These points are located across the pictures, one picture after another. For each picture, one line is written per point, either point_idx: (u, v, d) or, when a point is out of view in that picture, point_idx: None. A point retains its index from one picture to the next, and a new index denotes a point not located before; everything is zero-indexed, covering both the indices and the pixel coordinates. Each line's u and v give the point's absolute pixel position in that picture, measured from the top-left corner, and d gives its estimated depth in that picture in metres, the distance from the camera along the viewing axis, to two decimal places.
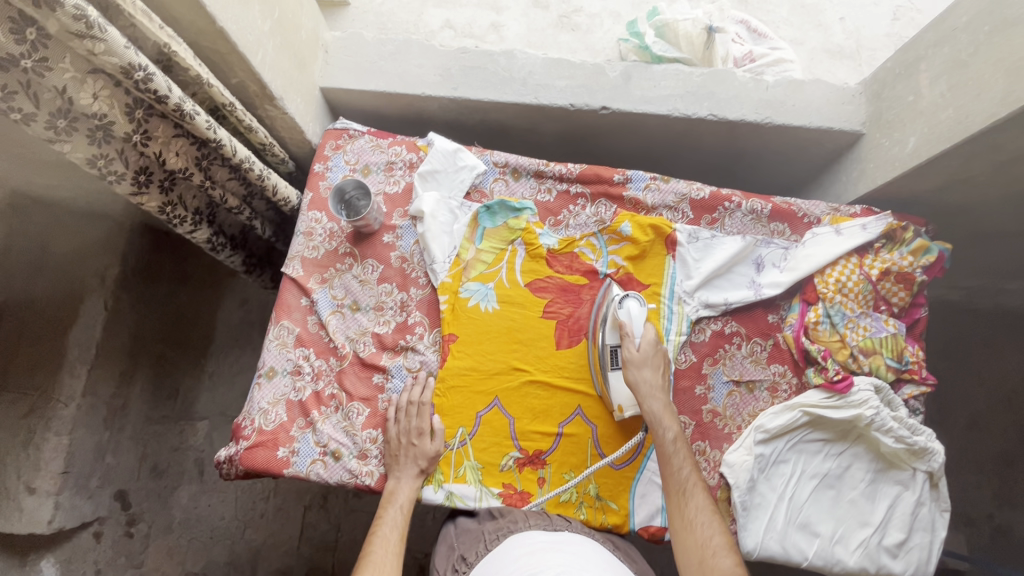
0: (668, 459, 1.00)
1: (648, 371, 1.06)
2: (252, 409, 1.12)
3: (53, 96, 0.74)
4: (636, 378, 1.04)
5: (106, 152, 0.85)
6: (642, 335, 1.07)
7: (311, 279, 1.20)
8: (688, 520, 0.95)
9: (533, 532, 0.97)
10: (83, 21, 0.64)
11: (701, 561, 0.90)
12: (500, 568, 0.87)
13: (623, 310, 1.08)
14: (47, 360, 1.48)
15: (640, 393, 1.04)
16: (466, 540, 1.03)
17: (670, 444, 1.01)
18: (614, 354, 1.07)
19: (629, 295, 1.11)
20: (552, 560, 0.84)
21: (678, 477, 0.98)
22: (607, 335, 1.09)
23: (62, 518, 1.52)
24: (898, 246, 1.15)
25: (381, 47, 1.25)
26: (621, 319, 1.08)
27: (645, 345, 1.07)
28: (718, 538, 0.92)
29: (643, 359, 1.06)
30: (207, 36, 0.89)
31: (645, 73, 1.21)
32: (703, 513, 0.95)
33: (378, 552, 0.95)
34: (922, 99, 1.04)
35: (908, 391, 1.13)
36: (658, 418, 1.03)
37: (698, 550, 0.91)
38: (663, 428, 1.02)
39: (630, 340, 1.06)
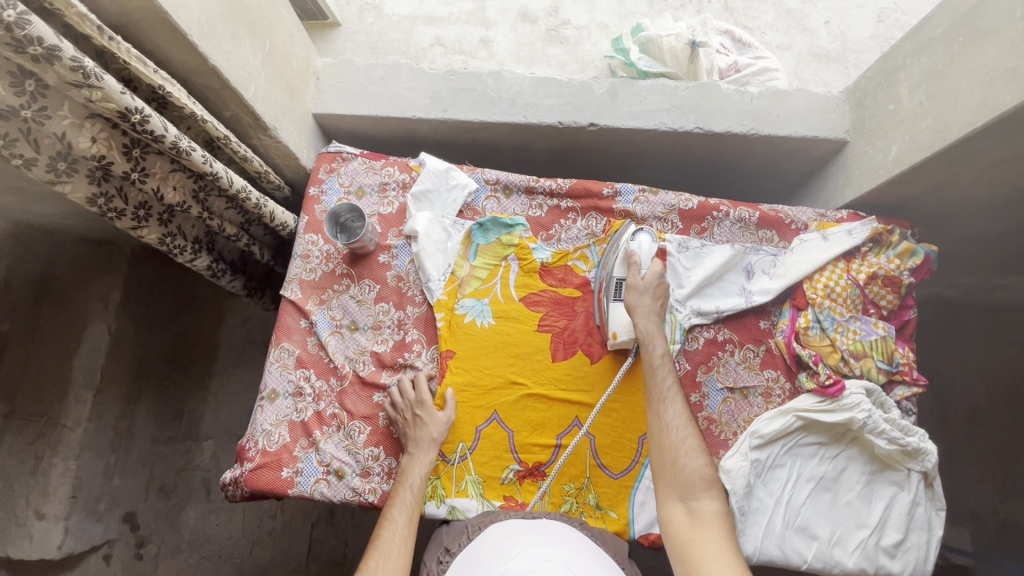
0: (654, 370, 1.03)
1: (648, 296, 1.08)
2: (255, 431, 1.14)
3: (53, 142, 0.78)
4: (634, 301, 1.08)
5: (105, 190, 0.89)
6: (649, 266, 1.11)
7: (309, 301, 1.22)
8: (665, 424, 0.97)
9: (510, 520, 0.99)
10: (80, 71, 0.66)
11: (674, 459, 0.94)
12: (480, 549, 0.91)
13: (634, 242, 1.14)
14: (51, 385, 1.52)
15: (637, 315, 1.07)
16: (449, 536, 1.05)
17: (657, 359, 1.04)
18: (617, 285, 1.13)
19: (642, 231, 1.16)
20: (531, 539, 0.89)
21: (661, 386, 1.01)
22: (616, 269, 1.14)
23: (72, 543, 1.53)
24: (884, 250, 1.18)
25: (372, 72, 1.28)
26: (630, 251, 1.13)
27: (649, 274, 1.10)
28: (692, 441, 0.96)
29: (647, 286, 1.09)
30: (202, 74, 0.92)
31: (631, 88, 1.24)
32: (680, 418, 0.98)
33: (399, 518, 0.97)
34: (903, 108, 1.06)
35: (900, 392, 1.14)
36: (650, 337, 1.06)
37: (673, 449, 0.95)
38: (653, 344, 1.05)
39: (636, 268, 1.10)
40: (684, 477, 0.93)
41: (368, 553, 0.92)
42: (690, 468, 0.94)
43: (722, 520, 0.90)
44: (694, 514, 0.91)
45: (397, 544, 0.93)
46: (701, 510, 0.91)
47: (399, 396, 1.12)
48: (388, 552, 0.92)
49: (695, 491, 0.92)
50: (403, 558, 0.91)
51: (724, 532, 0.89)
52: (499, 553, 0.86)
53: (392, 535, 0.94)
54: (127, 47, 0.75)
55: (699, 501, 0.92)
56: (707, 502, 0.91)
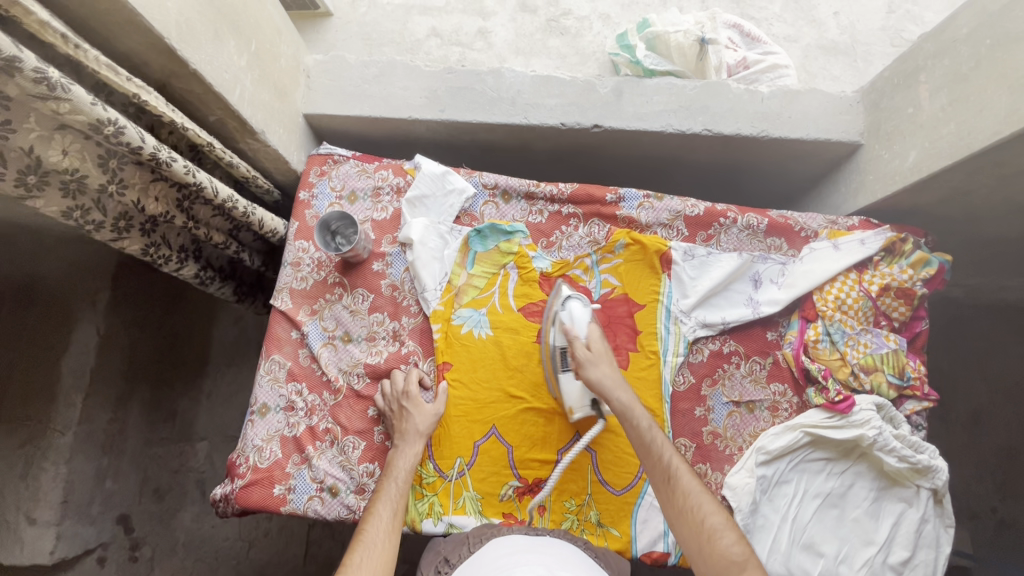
0: (649, 447, 0.93)
1: (603, 365, 0.99)
2: (246, 446, 1.10)
3: (20, 156, 0.71)
4: (595, 377, 0.97)
5: (82, 203, 0.83)
6: (588, 335, 1.02)
7: (300, 311, 1.18)
8: (679, 509, 0.88)
9: (512, 536, 0.96)
10: (44, 83, 0.61)
11: (702, 547, 0.84)
12: (481, 564, 0.87)
13: (564, 312, 1.05)
14: (38, 389, 1.46)
15: (605, 390, 0.97)
16: (449, 546, 1.03)
17: (647, 433, 0.94)
18: (563, 356, 1.06)
19: (573, 296, 1.07)
20: (534, 560, 0.85)
21: (663, 465, 0.91)
22: (558, 338, 1.06)
23: (64, 548, 1.49)
24: (897, 259, 1.13)
25: (364, 70, 1.21)
26: (564, 325, 1.03)
27: (594, 342, 1.01)
28: (715, 518, 0.86)
29: (595, 356, 1.00)
30: (181, 78, 0.86)
31: (637, 87, 1.18)
32: (693, 495, 0.88)
33: (383, 512, 0.94)
34: (923, 113, 1.01)
35: (910, 407, 1.11)
36: (630, 409, 0.95)
37: (697, 536, 0.85)
38: (635, 417, 0.95)
39: (576, 343, 1.00)
40: (721, 568, 0.82)
41: (352, 546, 0.88)
42: (724, 554, 0.83)
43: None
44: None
45: (381, 538, 0.90)
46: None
47: (388, 387, 1.11)
48: (371, 546, 0.88)
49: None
50: (383, 559, 0.86)
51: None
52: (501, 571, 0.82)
53: (375, 531, 0.90)
54: (96, 55, 0.69)
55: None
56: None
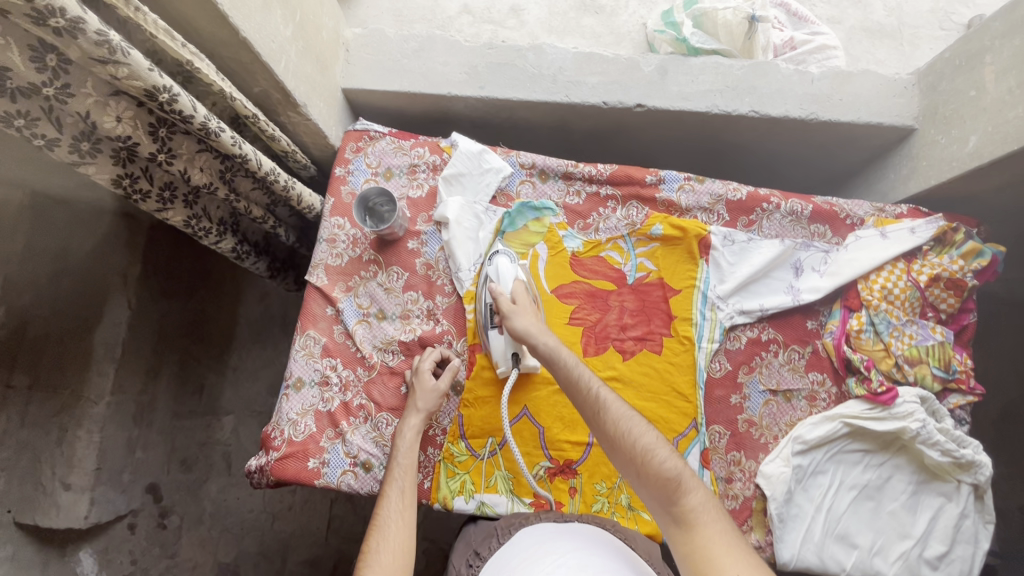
0: (578, 384, 0.93)
1: (528, 316, 1.01)
2: (281, 419, 1.11)
3: (76, 121, 0.72)
4: (522, 326, 0.99)
5: (131, 171, 0.84)
6: (512, 290, 1.06)
7: (336, 288, 1.18)
8: (612, 437, 0.86)
9: (539, 525, 0.96)
10: (105, 46, 0.60)
11: (639, 469, 0.82)
12: (514, 552, 0.89)
13: (491, 268, 1.09)
14: (72, 359, 1.47)
15: (531, 338, 0.98)
16: (478, 538, 1.02)
17: (577, 369, 0.95)
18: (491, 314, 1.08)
19: (499, 253, 1.11)
20: (566, 544, 0.86)
21: (592, 399, 0.90)
22: (487, 296, 1.10)
23: (97, 512, 1.53)
24: (947, 249, 1.10)
25: (404, 44, 1.19)
26: (492, 282, 1.08)
27: (519, 296, 1.05)
28: (646, 437, 0.84)
29: (520, 309, 1.03)
30: (230, 48, 0.86)
31: (682, 66, 1.15)
32: (624, 418, 0.87)
33: (392, 494, 0.94)
34: (986, 95, 0.97)
35: (954, 401, 1.09)
36: (556, 351, 0.96)
37: (631, 460, 0.84)
38: (563, 357, 0.96)
39: (501, 299, 1.04)
40: (657, 485, 0.80)
41: (368, 534, 0.88)
42: (659, 471, 0.81)
43: (713, 509, 0.78)
44: (684, 518, 0.78)
45: (392, 522, 0.90)
46: (689, 510, 0.78)
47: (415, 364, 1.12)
48: (387, 531, 0.88)
49: (673, 493, 0.79)
50: (403, 538, 0.87)
51: (719, 522, 0.77)
52: (533, 556, 0.83)
53: (387, 514, 0.91)
54: (154, 18, 0.69)
55: (684, 502, 0.79)
56: (689, 498, 0.78)
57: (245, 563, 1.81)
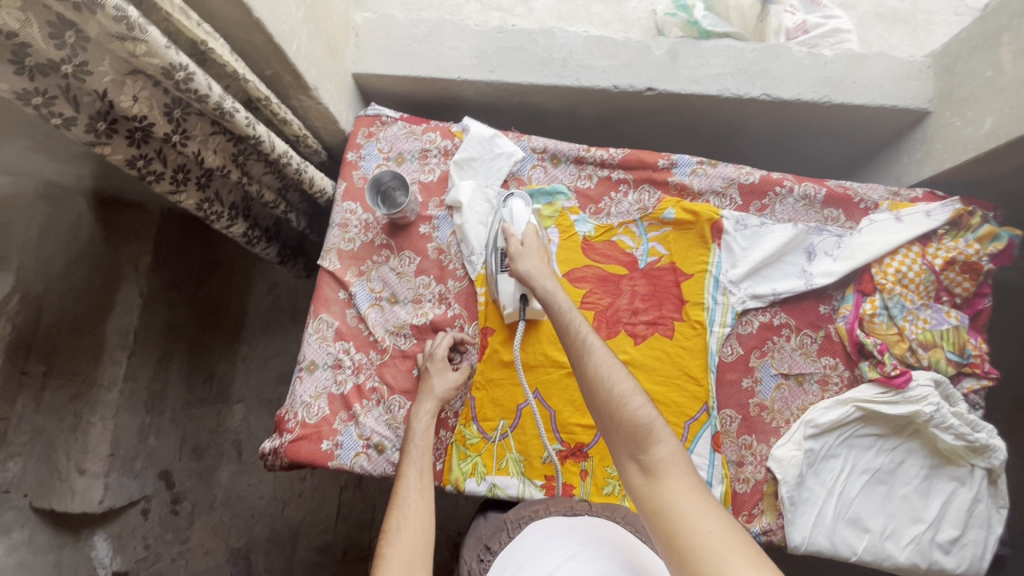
0: (566, 327, 0.93)
1: (535, 259, 1.03)
2: (295, 402, 1.12)
3: (93, 99, 0.73)
4: (524, 268, 1.01)
5: (145, 152, 0.85)
6: (523, 233, 1.07)
7: (348, 272, 1.18)
8: (591, 380, 0.85)
9: (549, 518, 0.95)
10: (124, 23, 0.60)
11: (612, 414, 0.81)
12: (520, 552, 0.88)
13: (505, 210, 1.11)
14: (87, 346, 1.49)
15: (531, 280, 1.00)
16: (489, 532, 1.03)
17: (567, 311, 0.95)
18: (501, 257, 1.08)
19: (514, 196, 1.13)
20: (569, 539, 0.85)
21: (577, 342, 0.90)
22: (497, 239, 1.09)
23: (111, 497, 1.55)
24: (963, 233, 1.09)
25: (414, 29, 1.19)
26: (505, 222, 1.09)
27: (529, 240, 1.06)
28: (623, 385, 0.83)
29: (528, 251, 1.04)
30: (243, 28, 0.87)
31: (693, 50, 1.14)
32: (606, 365, 0.86)
33: (411, 474, 0.96)
34: (1003, 76, 0.96)
35: (968, 385, 1.08)
36: (553, 295, 0.98)
37: (606, 404, 0.83)
38: (556, 299, 0.97)
39: (511, 240, 1.05)
40: (628, 431, 0.79)
41: (388, 513, 0.89)
42: (631, 419, 0.79)
43: (682, 464, 0.76)
44: (650, 468, 0.76)
45: (412, 498, 0.91)
46: (657, 460, 0.76)
47: (427, 349, 1.13)
48: (406, 509, 0.89)
49: (643, 442, 0.78)
50: (423, 514, 0.89)
51: (684, 477, 0.74)
52: (541, 555, 0.83)
53: (406, 494, 0.92)
54: None
55: (653, 452, 0.77)
56: (658, 449, 0.77)
57: (256, 548, 1.83)
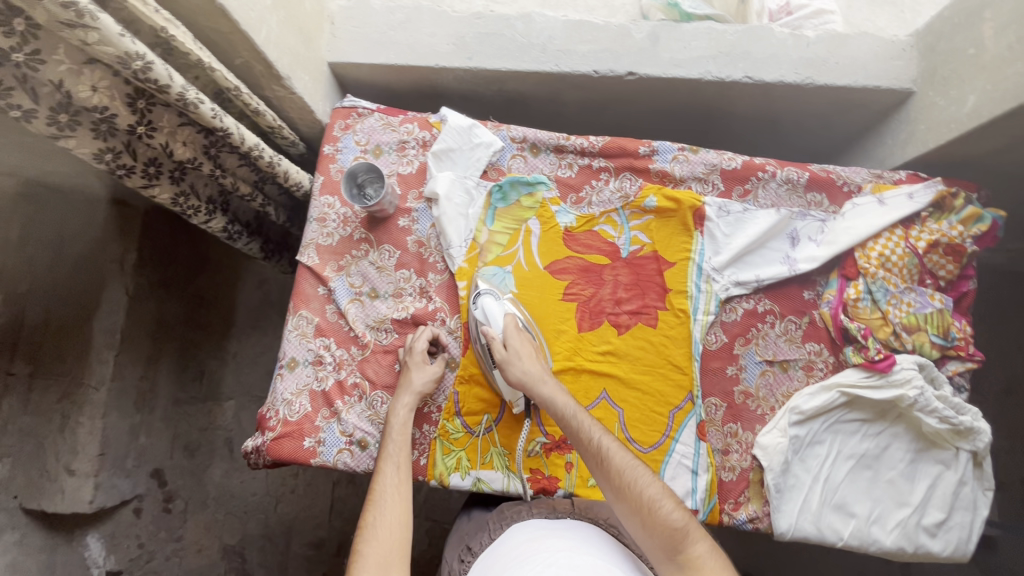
0: (579, 434, 0.92)
1: (523, 360, 1.00)
2: (276, 400, 1.11)
3: (51, 90, 0.71)
4: (518, 373, 0.98)
5: (113, 146, 0.83)
6: (504, 331, 1.03)
7: (327, 267, 1.17)
8: (618, 485, 0.87)
9: (532, 520, 0.95)
10: (72, 9, 0.59)
11: (645, 520, 0.83)
12: (501, 555, 0.87)
13: (477, 311, 1.07)
14: (72, 346, 1.46)
15: (528, 384, 0.98)
16: (471, 531, 1.03)
17: (574, 417, 0.94)
18: (489, 357, 1.05)
19: (484, 292, 1.08)
20: (551, 544, 0.84)
21: (594, 448, 0.90)
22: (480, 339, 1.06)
23: (102, 497, 1.53)
24: (946, 215, 1.08)
25: (390, 16, 1.17)
26: (483, 326, 1.05)
27: (511, 339, 1.02)
28: (650, 487, 0.85)
29: (512, 352, 1.01)
30: (207, 15, 0.85)
31: (674, 32, 1.12)
32: (629, 468, 0.88)
33: (388, 469, 0.94)
34: (985, 52, 0.94)
35: (952, 368, 1.08)
36: (554, 399, 0.96)
37: (636, 511, 0.84)
38: (560, 407, 0.95)
39: (494, 343, 1.02)
40: (664, 535, 0.81)
41: (365, 509, 0.89)
42: (665, 522, 0.82)
43: (718, 559, 0.80)
44: (692, 567, 0.79)
45: (389, 495, 0.90)
46: (696, 559, 0.79)
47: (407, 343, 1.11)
48: (383, 504, 0.88)
49: (680, 543, 0.80)
50: (399, 511, 0.88)
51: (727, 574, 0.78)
52: (522, 560, 0.81)
53: (383, 489, 0.91)
54: None
55: (690, 551, 0.80)
56: (697, 548, 0.80)
57: (250, 545, 1.82)
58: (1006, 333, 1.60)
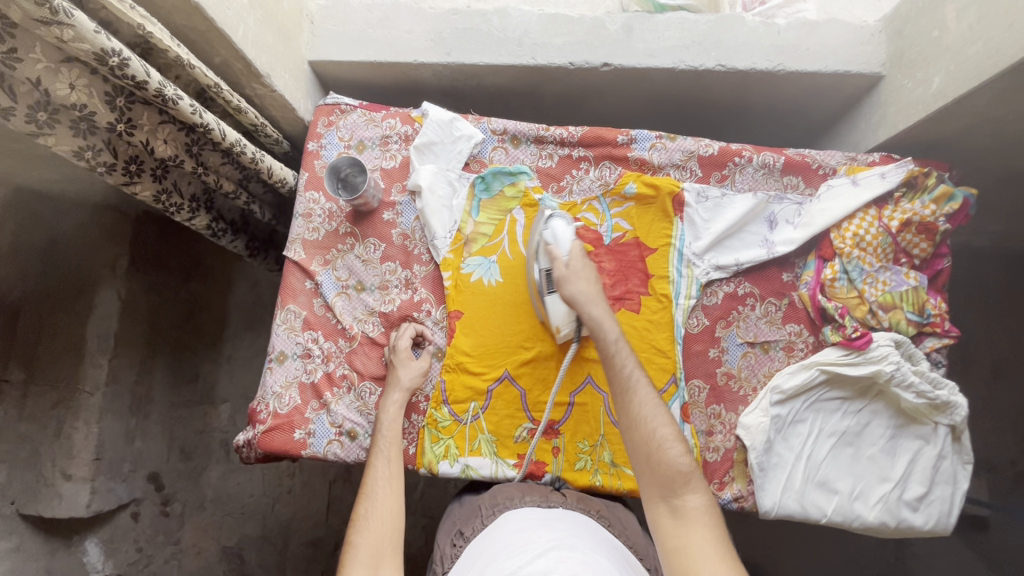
0: (611, 360, 0.93)
1: (581, 281, 0.99)
2: (267, 393, 1.12)
3: (30, 89, 0.73)
4: (572, 293, 0.98)
5: (93, 144, 0.84)
6: (569, 253, 1.02)
7: (313, 262, 1.19)
8: (633, 417, 0.87)
9: (525, 507, 0.95)
10: (47, 7, 0.60)
11: (650, 456, 0.84)
12: (492, 544, 0.86)
13: (547, 231, 1.04)
14: (66, 350, 1.48)
15: (578, 305, 0.98)
16: (463, 516, 1.03)
17: (612, 345, 0.94)
18: (548, 278, 1.05)
19: (557, 216, 1.05)
20: (542, 536, 0.83)
21: (623, 377, 0.91)
22: (542, 260, 1.05)
23: (99, 501, 1.53)
24: (919, 195, 1.10)
25: (368, 14, 1.19)
26: (548, 245, 1.03)
27: (575, 261, 1.01)
28: (666, 430, 0.86)
29: (574, 273, 1.00)
30: (185, 13, 0.87)
31: (648, 23, 1.14)
32: (649, 407, 0.88)
33: (379, 463, 0.96)
34: (948, 34, 0.97)
35: (930, 344, 1.09)
36: (599, 323, 0.96)
37: (646, 445, 0.85)
38: (604, 330, 0.95)
39: (557, 261, 1.01)
40: (664, 474, 0.82)
41: (357, 501, 0.90)
42: (669, 465, 0.83)
43: (712, 516, 0.80)
44: (682, 514, 0.80)
45: (380, 488, 0.92)
46: (687, 507, 0.80)
47: (393, 338, 1.12)
48: (375, 496, 0.90)
49: (677, 487, 0.82)
50: (391, 502, 0.89)
51: (715, 529, 0.78)
52: (511, 550, 0.80)
53: (375, 483, 0.92)
54: None
55: (685, 498, 0.81)
56: (692, 498, 0.81)
57: (248, 546, 1.83)
58: (986, 315, 1.62)
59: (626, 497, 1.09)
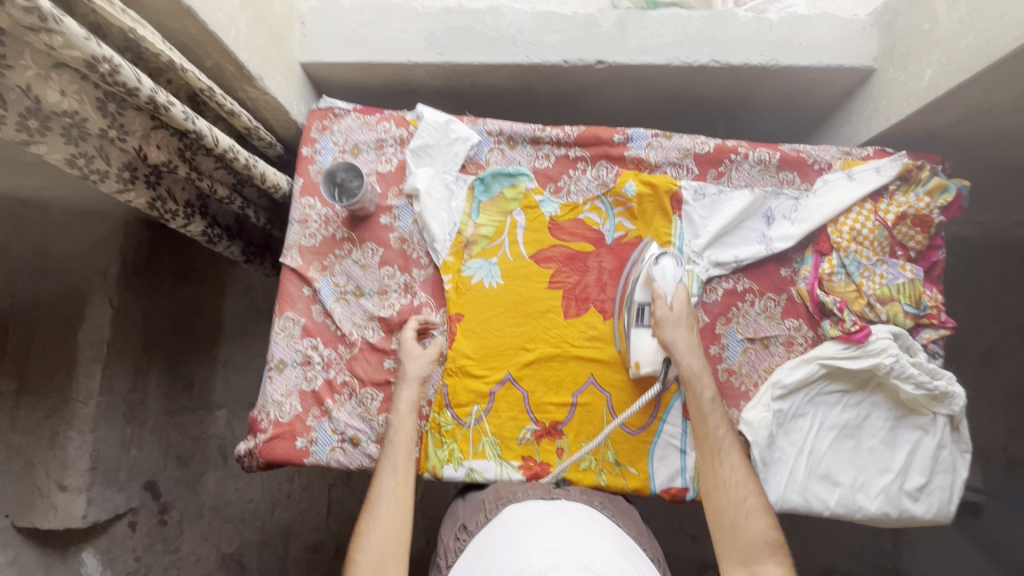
0: (703, 416, 0.96)
1: (680, 329, 1.01)
2: (267, 402, 1.11)
3: (20, 96, 0.70)
4: (670, 340, 1.00)
5: (85, 151, 0.83)
6: (673, 294, 1.03)
7: (311, 268, 1.17)
8: (721, 479, 0.91)
9: (529, 500, 0.96)
10: (35, 14, 0.58)
11: (735, 520, 0.87)
12: (494, 542, 0.85)
13: (656, 266, 1.04)
14: (60, 359, 1.46)
15: (676, 352, 1.00)
16: (466, 511, 1.03)
17: (708, 404, 0.97)
18: (640, 312, 1.04)
19: (667, 252, 1.06)
20: (545, 529, 0.82)
21: (714, 438, 0.94)
22: (640, 293, 1.05)
23: (96, 512, 1.50)
24: (913, 187, 1.12)
25: (359, 15, 1.18)
26: (653, 279, 1.03)
27: (678, 304, 1.02)
28: (752, 499, 0.89)
29: (678, 317, 1.01)
30: (175, 18, 0.86)
31: (641, 20, 1.14)
32: (737, 473, 0.91)
33: (381, 476, 0.95)
34: (940, 27, 0.98)
35: (926, 335, 1.11)
36: (696, 377, 0.98)
37: (731, 508, 0.88)
38: (701, 387, 0.97)
39: (660, 300, 1.01)
40: (747, 541, 0.85)
41: (361, 515, 0.90)
42: (752, 533, 0.85)
43: None
44: None
45: (383, 502, 0.91)
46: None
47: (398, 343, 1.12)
48: (378, 512, 0.89)
49: (759, 556, 0.84)
50: (394, 517, 0.89)
51: None
52: (515, 545, 0.79)
53: (376, 497, 0.92)
54: None
55: (765, 567, 0.83)
56: (774, 568, 0.82)
57: (248, 552, 1.82)
58: (976, 304, 1.64)
59: (632, 495, 1.09)
